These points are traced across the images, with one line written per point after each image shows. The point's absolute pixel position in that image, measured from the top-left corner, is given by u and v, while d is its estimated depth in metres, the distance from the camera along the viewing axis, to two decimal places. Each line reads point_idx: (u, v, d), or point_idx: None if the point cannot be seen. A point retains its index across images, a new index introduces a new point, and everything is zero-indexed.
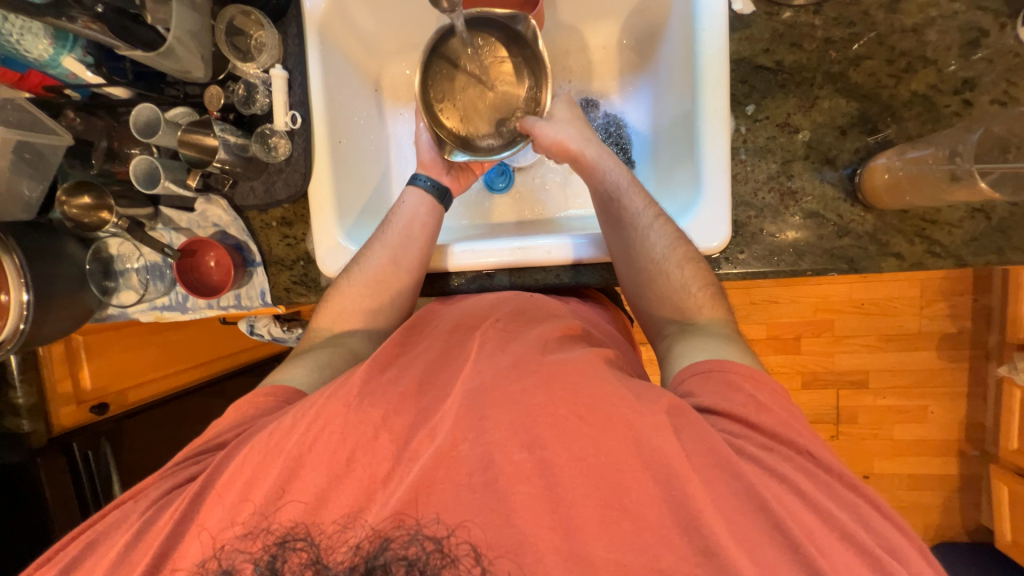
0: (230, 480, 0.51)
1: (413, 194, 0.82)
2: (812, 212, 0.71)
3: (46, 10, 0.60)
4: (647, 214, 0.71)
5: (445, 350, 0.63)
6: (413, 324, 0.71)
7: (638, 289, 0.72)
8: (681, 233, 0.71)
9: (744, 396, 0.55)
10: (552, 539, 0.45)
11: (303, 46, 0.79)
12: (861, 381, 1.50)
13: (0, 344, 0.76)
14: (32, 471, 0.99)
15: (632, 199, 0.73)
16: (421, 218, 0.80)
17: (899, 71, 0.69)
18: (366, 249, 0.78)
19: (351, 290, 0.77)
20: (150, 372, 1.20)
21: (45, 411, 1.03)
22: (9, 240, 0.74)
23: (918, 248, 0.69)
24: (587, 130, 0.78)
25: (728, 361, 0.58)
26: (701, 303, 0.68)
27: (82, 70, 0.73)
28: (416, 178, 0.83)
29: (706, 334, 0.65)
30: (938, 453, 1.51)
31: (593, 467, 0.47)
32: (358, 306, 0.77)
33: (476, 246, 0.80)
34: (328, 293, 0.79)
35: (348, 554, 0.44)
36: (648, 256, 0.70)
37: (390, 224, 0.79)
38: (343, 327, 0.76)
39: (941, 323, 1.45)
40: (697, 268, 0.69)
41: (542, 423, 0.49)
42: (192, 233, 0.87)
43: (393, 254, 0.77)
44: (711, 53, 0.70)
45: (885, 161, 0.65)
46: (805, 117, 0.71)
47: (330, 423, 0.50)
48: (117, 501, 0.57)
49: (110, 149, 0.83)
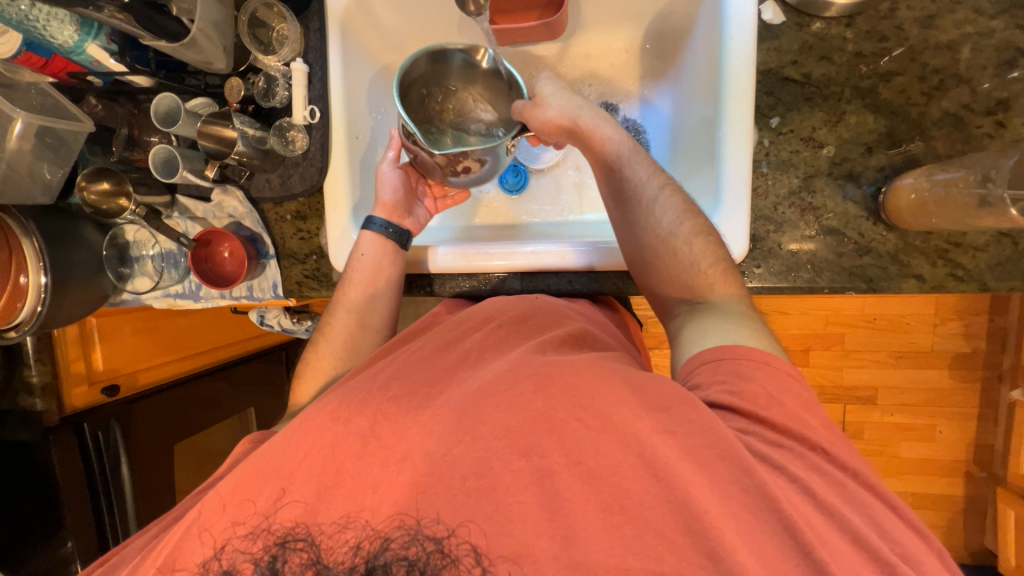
0: (232, 474, 0.50)
1: (369, 241, 0.78)
2: (831, 228, 0.70)
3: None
4: (654, 183, 0.71)
5: (441, 348, 0.63)
6: (398, 341, 0.71)
7: (644, 268, 0.70)
8: (687, 205, 0.70)
9: (753, 384, 0.53)
10: (551, 550, 0.44)
11: (324, 41, 0.79)
12: (869, 397, 1.49)
13: (19, 325, 0.77)
14: (43, 449, 1.00)
15: (635, 168, 0.72)
16: (383, 272, 0.79)
17: (931, 88, 0.68)
18: (331, 315, 0.80)
19: (323, 361, 0.78)
20: (158, 358, 1.22)
21: (58, 390, 1.03)
22: (30, 224, 0.75)
23: (940, 270, 0.68)
24: (580, 100, 0.75)
25: (739, 346, 0.57)
26: (713, 280, 0.66)
27: (105, 58, 0.73)
28: (370, 221, 0.79)
29: (717, 315, 0.63)
30: (945, 474, 1.49)
31: (596, 478, 0.47)
32: (331, 360, 0.78)
33: (458, 250, 0.80)
34: (300, 369, 0.79)
35: (348, 555, 0.44)
36: (653, 232, 0.69)
37: (351, 280, 0.78)
38: (316, 389, 0.76)
39: (954, 342, 1.42)
40: (707, 242, 0.67)
41: (543, 431, 0.49)
42: (208, 223, 0.88)
43: (362, 316, 0.79)
44: (738, 60, 0.68)
45: (913, 182, 0.64)
46: (830, 132, 0.70)
47: (326, 421, 0.51)
48: (103, 559, 0.58)
49: (130, 138, 0.84)
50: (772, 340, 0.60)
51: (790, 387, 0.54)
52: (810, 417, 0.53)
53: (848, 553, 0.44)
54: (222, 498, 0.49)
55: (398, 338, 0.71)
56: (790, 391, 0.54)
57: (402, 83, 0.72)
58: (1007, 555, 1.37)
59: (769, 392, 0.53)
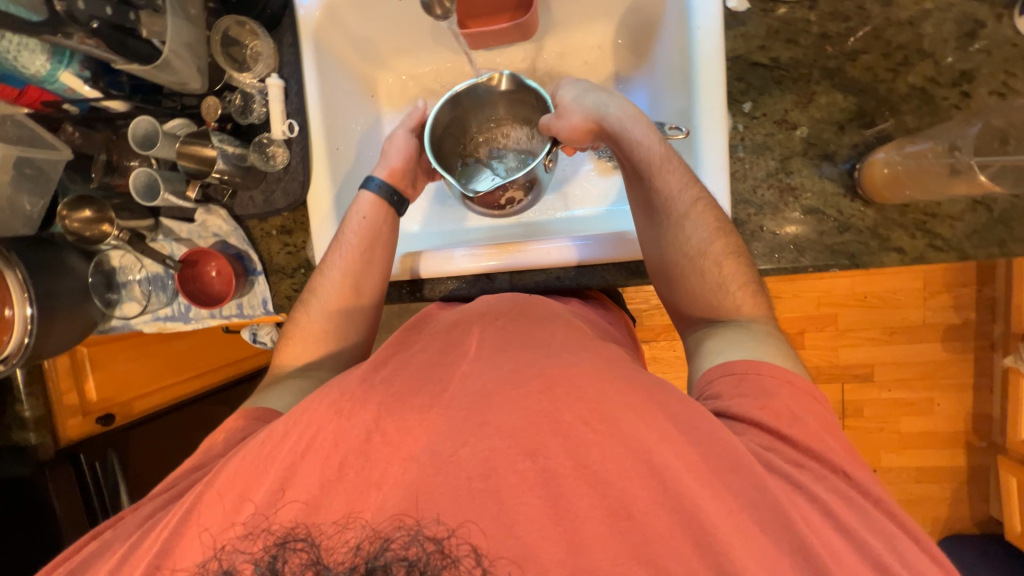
0: (229, 490, 0.50)
1: (364, 197, 0.80)
2: (811, 208, 0.71)
3: (42, 28, 0.59)
4: (686, 197, 0.69)
5: (442, 347, 0.60)
6: (414, 325, 0.71)
7: (668, 283, 0.72)
8: (720, 223, 0.69)
9: (777, 401, 0.55)
10: (556, 545, 0.45)
11: (298, 54, 0.80)
12: (865, 374, 1.50)
13: (7, 359, 0.77)
14: (41, 484, 0.99)
15: (666, 179, 0.69)
16: (380, 238, 0.79)
17: (896, 65, 0.69)
18: (321, 275, 0.78)
19: (315, 326, 0.77)
20: (152, 384, 1.22)
21: (52, 422, 1.03)
22: (12, 255, 0.75)
23: (919, 242, 0.69)
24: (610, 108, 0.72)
25: (764, 363, 0.59)
26: (741, 301, 0.68)
27: (79, 85, 0.73)
28: (368, 180, 0.81)
29: (745, 330, 0.65)
30: (946, 446, 1.51)
31: (598, 467, 0.47)
32: (319, 326, 0.78)
33: (445, 254, 0.81)
34: (289, 328, 0.80)
35: (348, 555, 0.43)
36: (682, 251, 0.69)
37: (342, 239, 0.78)
38: (308, 358, 0.77)
39: (945, 314, 1.44)
40: (736, 264, 0.68)
41: (546, 430, 0.49)
42: (193, 244, 0.88)
43: (358, 280, 0.78)
44: (707, 47, 0.70)
45: (885, 155, 0.65)
46: (802, 114, 0.71)
47: (320, 428, 0.50)
48: (94, 531, 0.58)
49: (110, 162, 0.83)
50: (793, 358, 0.61)
51: (816, 408, 0.56)
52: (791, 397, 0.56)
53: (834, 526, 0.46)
54: (223, 516, 0.49)
55: (399, 334, 0.69)
56: (816, 413, 0.55)
57: (433, 133, 0.80)
58: (1013, 522, 1.38)
59: (788, 403, 0.55)
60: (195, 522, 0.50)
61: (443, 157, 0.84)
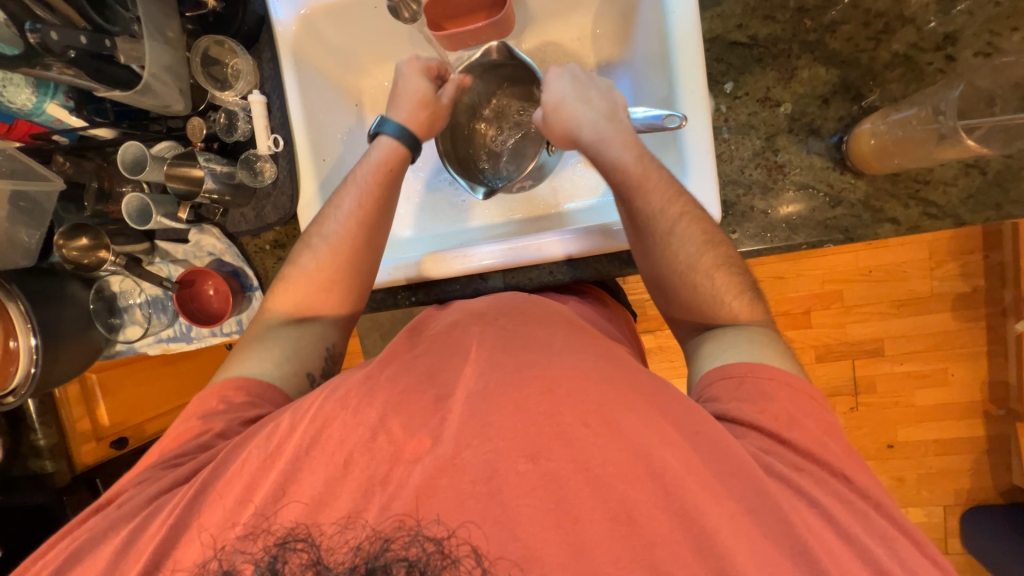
0: (229, 505, 0.50)
1: (383, 141, 0.79)
2: (803, 184, 0.70)
3: (19, 62, 0.60)
4: (670, 213, 0.67)
5: (443, 347, 0.61)
6: (415, 326, 0.70)
7: (663, 296, 0.71)
8: (709, 235, 0.68)
9: (776, 404, 0.56)
10: (558, 540, 0.45)
11: (278, 69, 0.81)
12: (876, 349, 1.48)
13: (16, 390, 0.78)
14: (58, 510, 1.01)
15: (647, 198, 0.68)
16: (392, 188, 0.78)
17: (877, 33, 0.68)
18: (329, 220, 0.76)
19: (318, 274, 0.75)
20: (162, 406, 1.23)
21: (67, 450, 1.04)
22: (13, 287, 0.76)
23: (913, 211, 0.68)
24: (591, 123, 0.72)
25: (762, 365, 0.59)
26: (738, 310, 0.67)
27: (66, 116, 0.75)
28: (384, 125, 0.80)
29: (741, 334, 0.64)
30: (962, 416, 1.49)
31: (595, 457, 0.48)
32: (319, 275, 0.75)
33: (463, 252, 0.80)
34: (288, 273, 0.76)
35: (348, 555, 0.44)
36: (672, 266, 0.68)
37: (357, 175, 0.78)
38: (308, 311, 0.75)
39: (953, 283, 1.42)
40: (729, 275, 0.67)
41: (545, 428, 0.49)
42: (189, 264, 0.89)
43: (368, 231, 0.76)
44: (682, 30, 0.69)
45: (870, 126, 0.65)
46: (785, 90, 0.70)
47: (320, 439, 0.50)
48: (97, 506, 0.57)
49: (102, 190, 0.84)
50: (789, 357, 0.62)
51: (814, 412, 0.56)
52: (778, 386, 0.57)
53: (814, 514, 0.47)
54: (221, 533, 0.48)
55: (404, 334, 0.67)
56: (814, 416, 0.56)
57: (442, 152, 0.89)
58: None
59: (784, 405, 0.55)
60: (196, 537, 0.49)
61: (453, 155, 0.92)
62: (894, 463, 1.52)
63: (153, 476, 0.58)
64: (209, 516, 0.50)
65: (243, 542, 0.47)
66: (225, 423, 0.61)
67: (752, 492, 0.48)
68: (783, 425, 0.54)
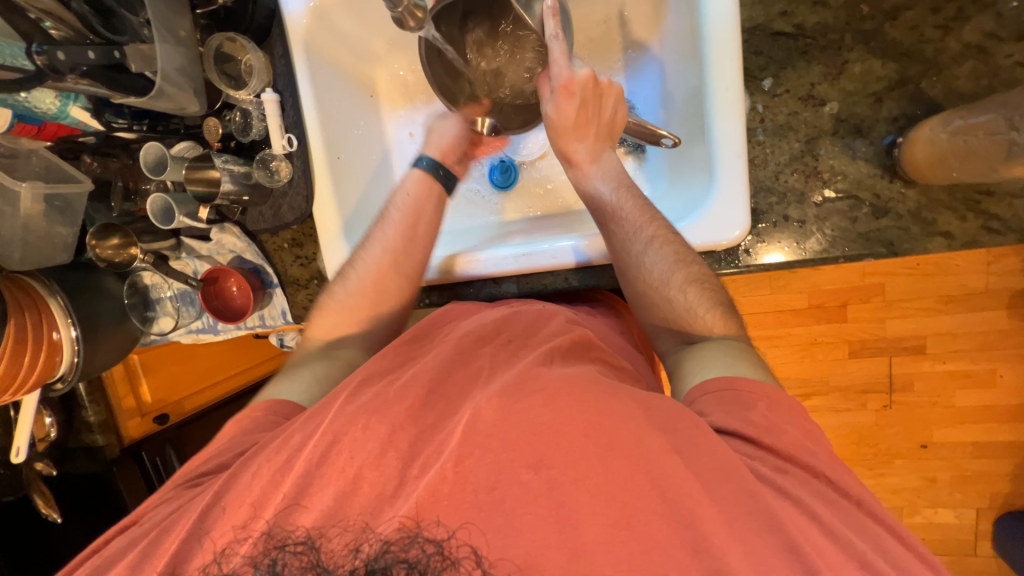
0: (244, 504, 0.52)
1: (414, 175, 0.82)
2: (843, 192, 0.64)
3: (30, 83, 0.59)
4: (643, 236, 0.69)
5: (454, 360, 0.62)
6: (419, 333, 0.72)
7: (642, 310, 0.71)
8: (683, 253, 0.67)
9: (755, 414, 0.54)
10: (559, 558, 0.44)
11: (290, 65, 0.79)
12: (917, 347, 1.39)
13: (64, 377, 0.85)
14: (109, 478, 1.11)
15: (621, 223, 0.70)
16: (423, 211, 0.80)
17: (948, 20, 0.59)
18: (363, 251, 0.79)
19: (348, 301, 0.77)
20: (198, 384, 1.30)
21: (115, 425, 1.14)
22: (52, 284, 0.82)
23: (971, 224, 0.61)
24: (580, 155, 0.75)
25: (740, 379, 0.57)
26: (711, 323, 0.66)
27: (88, 119, 0.75)
28: (417, 159, 0.82)
29: (717, 350, 0.62)
30: (1005, 421, 1.40)
31: (595, 466, 0.47)
32: (352, 309, 0.77)
33: (483, 257, 0.78)
34: (323, 301, 0.79)
35: (348, 558, 0.42)
36: (646, 281, 0.68)
37: (389, 214, 0.79)
38: (339, 340, 0.77)
39: (1013, 280, 1.30)
40: (701, 290, 0.66)
41: (547, 441, 0.48)
42: (214, 261, 0.91)
43: (397, 260, 0.78)
44: (719, 21, 0.63)
45: (930, 131, 0.57)
46: (832, 87, 0.63)
47: (335, 452, 0.52)
48: (121, 527, 0.60)
49: (127, 189, 0.86)
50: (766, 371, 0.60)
51: (796, 420, 0.55)
52: (783, 412, 0.54)
53: (833, 551, 0.44)
54: (239, 518, 0.51)
55: (399, 344, 0.70)
56: (796, 425, 0.54)
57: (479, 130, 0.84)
58: None
59: (763, 413, 0.54)
60: (214, 529, 0.52)
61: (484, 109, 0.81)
62: (927, 464, 1.46)
63: (177, 491, 0.61)
64: (227, 511, 0.53)
65: (250, 549, 0.47)
66: (240, 443, 0.63)
67: (771, 517, 0.45)
68: (805, 451, 0.52)
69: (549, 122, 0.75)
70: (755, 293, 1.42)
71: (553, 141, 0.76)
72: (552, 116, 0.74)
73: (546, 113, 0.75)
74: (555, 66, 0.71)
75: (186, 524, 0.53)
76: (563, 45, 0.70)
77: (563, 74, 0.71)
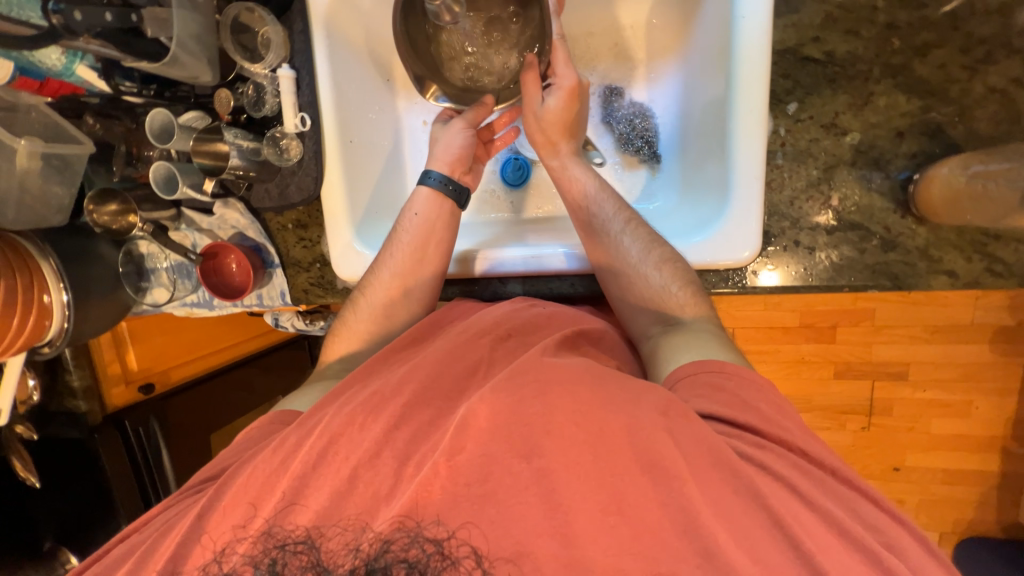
0: (238, 486, 0.53)
1: (423, 194, 0.80)
2: (854, 223, 0.65)
3: (41, 40, 0.56)
4: (619, 220, 0.73)
5: (451, 352, 0.62)
6: (419, 335, 0.72)
7: (620, 292, 0.72)
8: (654, 236, 0.72)
9: (728, 393, 0.55)
10: (551, 547, 0.44)
11: (310, 42, 0.77)
12: (900, 373, 1.42)
13: (51, 342, 0.82)
14: (90, 446, 1.06)
15: (602, 205, 0.75)
16: (435, 235, 0.78)
17: (976, 62, 0.60)
18: (373, 275, 0.78)
19: (360, 323, 0.77)
20: (187, 355, 1.26)
21: (99, 391, 1.10)
22: (46, 246, 0.80)
23: (976, 266, 0.62)
24: (563, 143, 0.78)
25: (710, 360, 0.59)
26: (683, 302, 0.68)
27: (94, 78, 0.72)
28: (427, 175, 0.80)
29: (691, 333, 0.64)
30: (975, 450, 1.45)
31: (589, 471, 0.47)
32: (365, 331, 0.77)
33: (493, 255, 0.79)
34: (336, 325, 0.80)
35: (349, 557, 0.43)
36: (622, 258, 0.71)
37: (399, 240, 0.77)
38: (349, 362, 0.76)
39: (998, 316, 1.34)
40: (675, 268, 0.69)
41: (538, 430, 0.49)
42: (214, 235, 0.89)
43: (406, 282, 0.77)
44: (752, 39, 0.62)
45: (948, 171, 0.58)
46: (856, 117, 0.63)
47: (336, 441, 0.52)
48: (122, 535, 0.60)
49: (130, 155, 0.84)
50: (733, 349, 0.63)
51: (765, 395, 0.56)
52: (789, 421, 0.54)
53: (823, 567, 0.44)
54: (239, 511, 0.52)
55: (401, 342, 0.71)
56: (765, 399, 0.56)
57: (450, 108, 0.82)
58: None
59: (733, 391, 0.55)
60: (207, 516, 0.53)
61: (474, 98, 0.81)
62: (896, 485, 1.50)
63: (181, 498, 0.61)
64: (224, 512, 0.52)
65: (248, 549, 0.47)
66: (234, 457, 0.63)
67: (767, 529, 0.45)
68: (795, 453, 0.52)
69: (535, 113, 0.76)
70: (747, 308, 1.44)
71: (529, 128, 0.78)
72: (543, 111, 0.75)
73: (531, 103, 0.76)
74: (558, 70, 0.73)
75: (179, 531, 0.52)
76: (564, 53, 0.73)
77: (568, 82, 0.73)
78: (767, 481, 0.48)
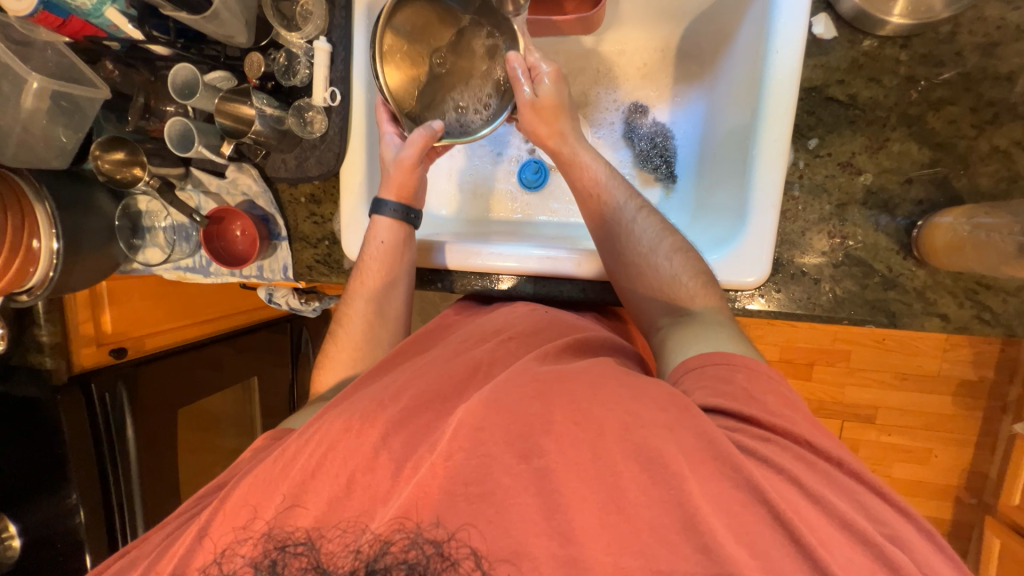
0: (244, 484, 0.52)
1: (384, 225, 0.76)
2: (859, 260, 0.68)
3: None
4: (631, 207, 0.75)
5: (449, 363, 0.62)
6: (403, 350, 0.72)
7: (627, 280, 0.72)
8: (665, 224, 0.74)
9: (733, 386, 0.54)
10: (549, 547, 0.44)
11: (349, 21, 0.77)
12: (869, 416, 1.48)
13: (30, 290, 0.77)
14: (53, 408, 1.00)
15: (613, 193, 0.76)
16: (402, 260, 0.77)
17: (983, 122, 0.64)
18: (348, 305, 0.79)
19: (342, 352, 0.77)
20: (167, 322, 1.22)
21: (68, 350, 1.03)
22: (42, 188, 0.75)
23: (966, 312, 0.66)
24: (567, 120, 0.78)
25: (717, 353, 0.59)
26: (693, 292, 0.68)
27: (124, 23, 0.71)
28: (380, 205, 0.76)
29: (702, 327, 0.63)
30: (934, 497, 1.49)
31: (593, 483, 0.46)
32: (349, 356, 0.77)
33: (503, 250, 0.78)
34: (322, 354, 0.80)
35: (348, 558, 0.44)
36: (634, 246, 0.72)
37: (366, 266, 0.76)
38: (344, 361, 0.76)
39: (962, 369, 1.41)
40: (686, 258, 0.70)
41: (538, 431, 0.48)
42: (221, 199, 0.86)
43: (380, 303, 0.78)
44: (782, 71, 0.65)
45: (952, 221, 0.61)
46: (871, 159, 0.67)
47: (332, 451, 0.50)
48: (120, 552, 0.58)
49: (146, 106, 0.82)
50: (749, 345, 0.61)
51: (774, 387, 0.55)
52: None
53: None
54: (239, 513, 0.50)
55: (386, 359, 0.70)
56: (769, 389, 0.55)
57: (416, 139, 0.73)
58: None
59: (743, 384, 0.55)
60: (207, 514, 0.52)
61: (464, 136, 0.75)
62: None
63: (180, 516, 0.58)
64: (224, 513, 0.51)
65: (250, 550, 0.47)
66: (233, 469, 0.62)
67: None
68: None
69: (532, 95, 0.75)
70: None
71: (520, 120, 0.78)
72: (535, 89, 0.76)
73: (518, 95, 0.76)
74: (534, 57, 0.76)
75: (178, 551, 0.50)
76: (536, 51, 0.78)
77: (551, 68, 0.76)
78: (780, 483, 0.47)
